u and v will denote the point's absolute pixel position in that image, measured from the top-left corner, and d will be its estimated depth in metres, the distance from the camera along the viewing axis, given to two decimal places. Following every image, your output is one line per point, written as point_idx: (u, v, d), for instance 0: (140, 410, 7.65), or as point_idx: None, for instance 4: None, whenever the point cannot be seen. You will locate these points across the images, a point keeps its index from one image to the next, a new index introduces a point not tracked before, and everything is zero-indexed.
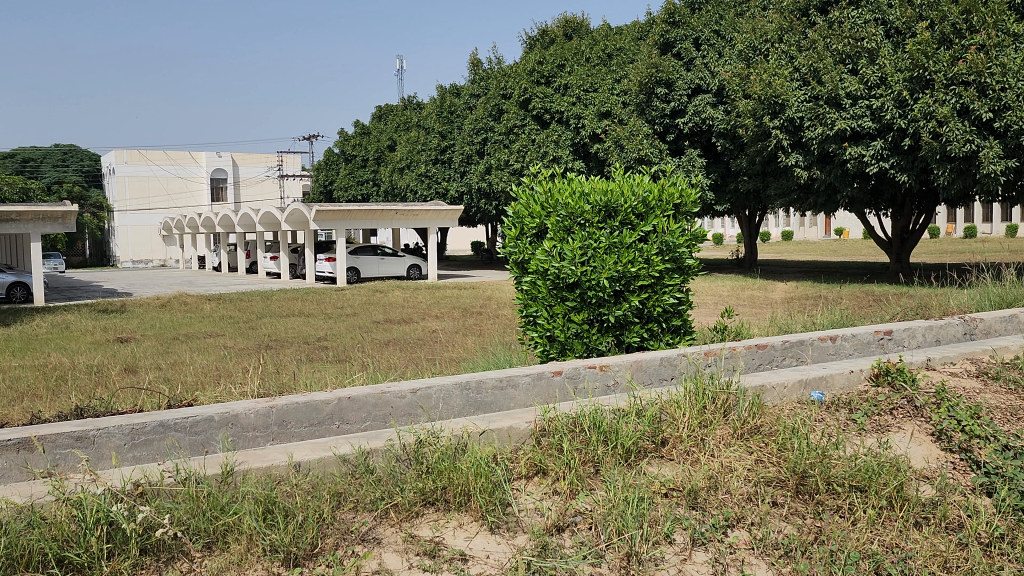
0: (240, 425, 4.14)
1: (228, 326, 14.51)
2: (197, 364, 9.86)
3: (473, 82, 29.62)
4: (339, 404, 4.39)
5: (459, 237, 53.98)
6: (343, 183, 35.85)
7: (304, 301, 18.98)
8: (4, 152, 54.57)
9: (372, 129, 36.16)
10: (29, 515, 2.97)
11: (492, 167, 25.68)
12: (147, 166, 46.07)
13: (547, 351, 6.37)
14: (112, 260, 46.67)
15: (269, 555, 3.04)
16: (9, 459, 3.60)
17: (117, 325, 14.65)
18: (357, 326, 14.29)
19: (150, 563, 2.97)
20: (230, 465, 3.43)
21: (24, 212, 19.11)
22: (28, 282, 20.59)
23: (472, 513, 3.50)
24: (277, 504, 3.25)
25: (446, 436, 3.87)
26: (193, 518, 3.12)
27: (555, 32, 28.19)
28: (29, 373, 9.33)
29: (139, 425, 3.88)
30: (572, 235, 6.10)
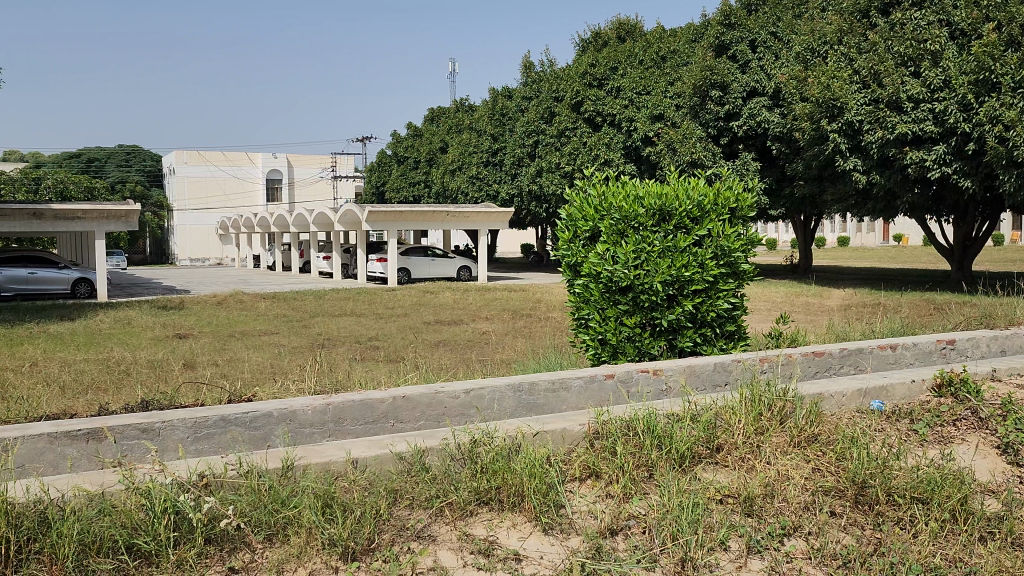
0: (298, 422, 4.22)
1: (282, 324, 14.81)
2: (253, 361, 10.06)
3: (525, 85, 29.61)
4: (394, 402, 4.46)
5: (510, 239, 54.15)
6: (395, 184, 36.20)
7: (356, 301, 19.23)
8: (71, 153, 56.53)
9: (424, 131, 36.49)
10: (101, 502, 3.07)
11: (544, 170, 25.67)
12: (205, 166, 47.16)
13: (598, 355, 6.34)
14: (171, 258, 47.92)
15: (328, 548, 3.10)
16: (80, 449, 3.74)
17: (176, 322, 15.06)
18: (408, 326, 14.44)
19: (215, 553, 3.04)
20: (290, 460, 3.52)
21: (89, 210, 19.75)
22: (92, 279, 21.26)
23: (526, 514, 3.52)
24: (335, 499, 3.31)
25: (500, 437, 3.90)
26: (256, 510, 3.20)
27: (608, 34, 28.06)
28: (93, 366, 9.64)
29: (201, 419, 3.99)
30: (626, 239, 6.09)
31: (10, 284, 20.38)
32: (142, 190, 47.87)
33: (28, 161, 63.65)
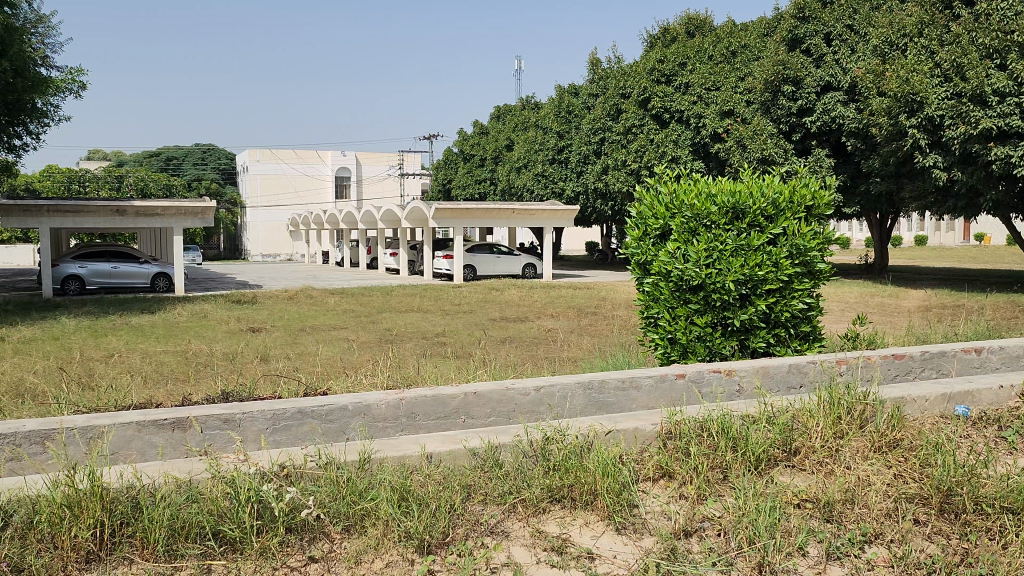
0: (372, 415, 4.30)
1: (351, 319, 15.08)
2: (323, 355, 10.27)
3: (591, 81, 29.44)
4: (466, 398, 4.49)
5: (575, 237, 54.01)
6: (462, 182, 36.45)
7: (423, 297, 19.44)
8: (151, 151, 58.59)
9: (490, 129, 36.67)
10: (189, 489, 3.18)
11: (609, 167, 25.50)
12: (277, 164, 48.28)
13: (668, 354, 6.27)
14: (244, 254, 49.27)
15: (404, 541, 3.14)
16: (167, 437, 3.88)
17: (249, 316, 15.48)
18: (474, 323, 14.54)
19: (295, 542, 3.12)
20: (367, 453, 3.58)
21: (168, 207, 20.41)
22: (170, 273, 21.98)
23: (598, 512, 3.51)
24: (411, 493, 3.36)
25: (573, 435, 3.91)
26: (335, 502, 3.28)
27: (677, 29, 27.68)
28: (172, 358, 9.98)
29: (279, 411, 4.10)
30: (698, 238, 6.02)
31: (94, 278, 21.26)
32: (217, 188, 49.32)
33: (111, 159, 66.25)
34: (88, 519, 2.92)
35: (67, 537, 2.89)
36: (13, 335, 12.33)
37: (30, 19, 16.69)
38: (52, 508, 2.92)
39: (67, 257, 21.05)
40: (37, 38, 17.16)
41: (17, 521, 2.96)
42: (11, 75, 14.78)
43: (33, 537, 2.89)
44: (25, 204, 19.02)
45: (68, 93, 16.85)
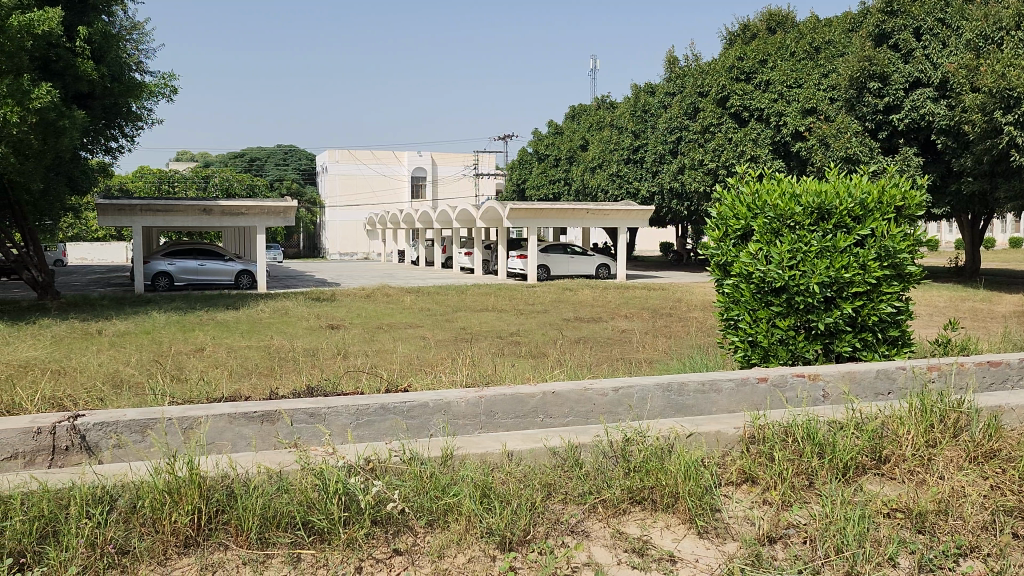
0: (453, 413, 4.36)
1: (426, 317, 15.29)
2: (400, 353, 10.44)
3: (669, 80, 29.11)
4: (544, 398, 4.51)
5: (650, 237, 53.51)
6: (535, 182, 36.48)
7: (498, 297, 19.55)
8: (236, 152, 60.54)
9: (565, 129, 36.62)
10: (280, 479, 3.29)
11: (686, 167, 25.15)
12: (356, 165, 49.25)
13: (748, 357, 6.16)
14: (323, 253, 50.46)
15: (486, 537, 3.18)
16: (257, 428, 4.02)
17: (329, 313, 15.85)
18: (548, 323, 14.57)
19: (380, 534, 3.19)
20: (450, 450, 3.63)
21: (251, 206, 21.06)
22: (252, 271, 22.68)
23: (680, 516, 3.48)
24: (493, 490, 3.39)
25: (654, 436, 3.88)
26: (419, 496, 3.34)
27: (758, 26, 27.11)
28: (255, 353, 10.30)
29: (363, 406, 4.19)
30: (781, 239, 5.89)
31: (183, 274, 22.07)
32: (298, 188, 50.62)
33: (199, 160, 68.73)
34: (187, 506, 3.05)
35: (167, 522, 3.02)
36: (108, 328, 12.92)
37: (126, 27, 17.41)
38: (154, 493, 3.07)
39: (157, 255, 21.90)
40: (132, 44, 17.88)
41: (120, 504, 3.11)
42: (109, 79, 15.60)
43: (136, 521, 3.03)
44: (120, 203, 19.89)
45: (161, 98, 17.51)
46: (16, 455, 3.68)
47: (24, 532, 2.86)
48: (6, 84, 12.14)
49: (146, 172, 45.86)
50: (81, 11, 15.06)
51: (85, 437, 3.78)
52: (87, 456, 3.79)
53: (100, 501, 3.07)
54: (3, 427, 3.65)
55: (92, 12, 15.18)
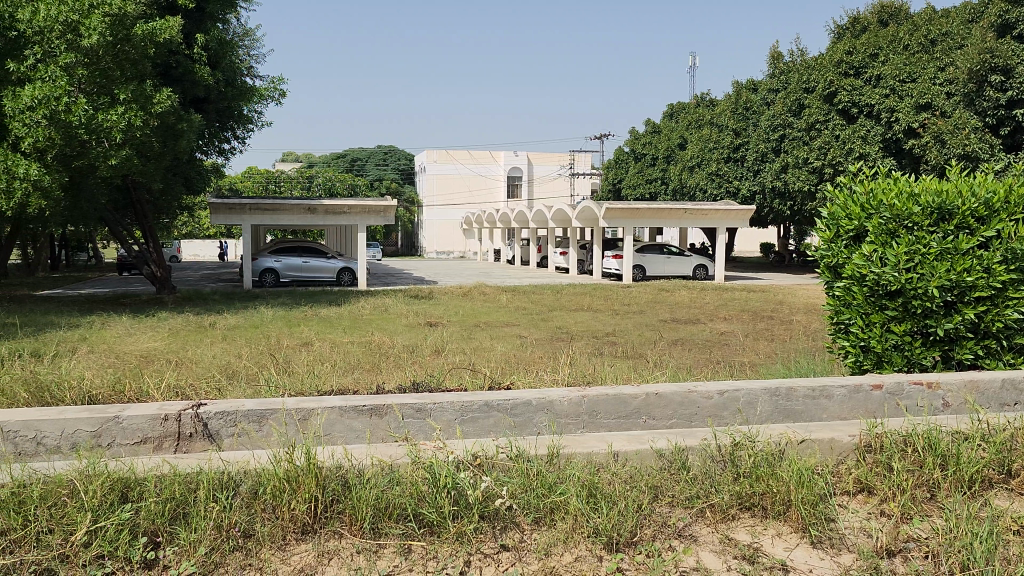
0: (557, 412, 4.37)
1: (522, 316, 15.36)
2: (497, 351, 10.53)
3: (772, 76, 28.32)
4: (647, 399, 4.46)
5: (750, 238, 52.12)
6: (631, 181, 36.09)
7: (593, 296, 19.46)
8: (338, 152, 62.34)
9: (663, 127, 36.10)
10: (392, 472, 3.37)
11: (790, 165, 24.39)
12: (454, 165, 49.96)
13: (860, 362, 5.94)
14: (420, 251, 51.46)
15: (593, 537, 3.17)
16: (366, 422, 4.13)
17: (427, 310, 16.13)
18: (645, 323, 14.40)
19: (488, 529, 3.23)
20: (556, 448, 3.64)
21: (353, 206, 21.63)
22: (353, 268, 23.33)
23: (792, 524, 3.39)
24: (599, 489, 3.38)
25: (764, 441, 3.79)
26: (526, 494, 3.36)
27: (869, 19, 26.02)
28: (357, 348, 10.59)
29: (467, 403, 4.25)
30: (898, 240, 5.64)
31: (288, 271, 22.91)
32: (397, 187, 51.72)
33: (303, 160, 71.12)
34: (304, 494, 3.16)
35: (287, 509, 3.14)
36: (220, 322, 13.52)
37: (238, 33, 18.08)
38: (274, 481, 3.20)
39: (265, 252, 22.85)
40: (244, 50, 18.60)
41: (243, 490, 3.25)
42: (223, 84, 16.33)
43: (258, 506, 3.17)
44: (230, 203, 20.80)
45: (270, 101, 18.19)
46: (145, 440, 3.91)
47: (157, 513, 3.03)
48: (132, 90, 12.86)
49: (255, 172, 47.77)
50: (199, 19, 15.81)
51: (207, 425, 3.97)
52: (209, 443, 3.98)
53: (225, 486, 3.23)
54: (134, 414, 3.88)
55: (210, 20, 15.89)
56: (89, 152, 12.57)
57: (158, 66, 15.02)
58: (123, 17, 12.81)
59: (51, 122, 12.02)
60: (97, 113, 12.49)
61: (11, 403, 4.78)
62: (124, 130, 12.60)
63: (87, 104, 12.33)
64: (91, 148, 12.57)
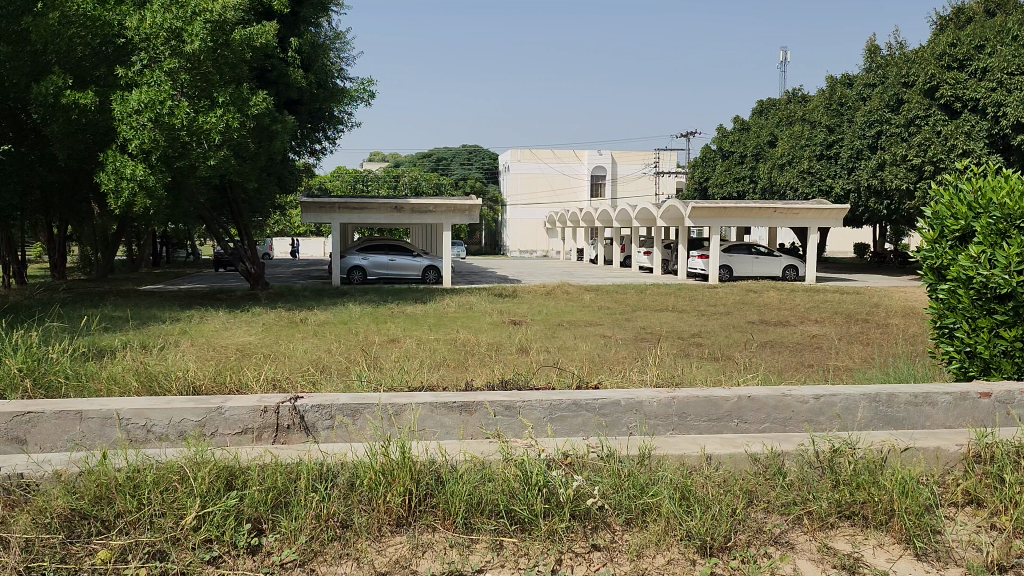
0: (645, 413, 4.33)
1: (606, 316, 15.28)
2: (580, 350, 10.50)
3: (869, 71, 27.30)
4: (739, 402, 4.38)
5: (843, 238, 50.43)
6: (719, 180, 35.37)
7: (679, 297, 19.18)
8: (424, 152, 63.25)
9: (752, 124, 35.27)
10: (484, 468, 3.40)
11: (886, 162, 23.46)
12: (537, 164, 49.95)
13: (965, 369, 5.67)
14: (503, 250, 51.79)
15: (686, 540, 3.13)
16: (455, 419, 4.19)
17: (511, 309, 16.21)
18: (732, 325, 14.11)
19: (579, 529, 3.23)
20: (648, 449, 3.61)
21: (439, 205, 21.93)
22: (438, 266, 23.65)
23: (894, 535, 3.27)
24: (692, 493, 3.34)
25: (864, 449, 3.67)
26: (617, 494, 3.34)
27: (975, 9, 24.83)
28: (442, 345, 10.74)
29: (556, 401, 4.25)
30: (1009, 240, 5.34)
31: (375, 269, 23.38)
32: (481, 186, 52.14)
33: (390, 160, 72.48)
34: (399, 487, 3.23)
35: (383, 502, 3.21)
36: (311, 318, 13.91)
37: (329, 37, 18.53)
38: (370, 473, 3.27)
39: (353, 250, 23.38)
40: (335, 53, 19.07)
41: (341, 481, 3.34)
42: (315, 86, 16.80)
43: (355, 498, 3.25)
44: (321, 202, 21.34)
45: (360, 102, 18.59)
46: (246, 430, 4.06)
47: (260, 501, 3.14)
48: (230, 94, 13.41)
49: (343, 172, 48.94)
50: (293, 23, 16.30)
51: (304, 418, 4.09)
52: (305, 435, 4.10)
53: (324, 476, 3.32)
54: (236, 405, 4.04)
55: (303, 24, 16.36)
56: (190, 153, 13.12)
57: (255, 69, 15.60)
58: (222, 24, 13.38)
59: (155, 125, 12.64)
60: (198, 115, 13.03)
61: (124, 392, 5.05)
62: (222, 132, 13.09)
63: (188, 107, 12.90)
64: (192, 149, 13.11)
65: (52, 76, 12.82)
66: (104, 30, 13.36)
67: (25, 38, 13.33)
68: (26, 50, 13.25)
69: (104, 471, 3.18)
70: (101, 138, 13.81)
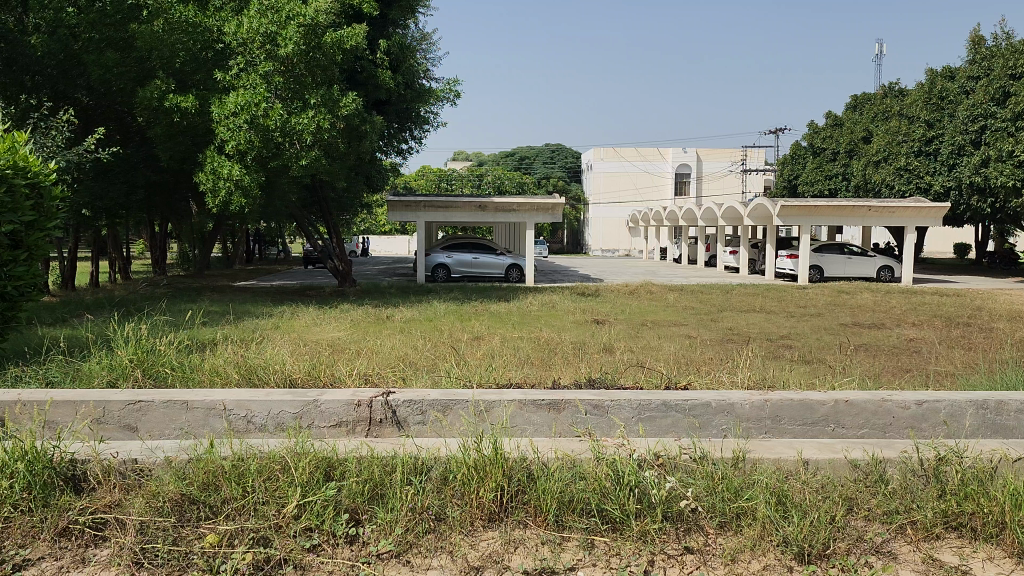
0: (738, 415, 4.24)
1: (691, 316, 15.06)
2: (665, 351, 10.37)
3: (973, 62, 26.07)
4: (836, 406, 4.25)
5: (942, 238, 48.30)
6: (809, 177, 34.34)
7: (767, 298, 18.72)
8: (507, 151, 63.59)
9: (845, 120, 34.12)
10: (574, 467, 3.40)
11: (990, 158, 22.36)
12: (620, 162, 49.77)
13: None
14: (586, 249, 51.62)
15: (783, 546, 3.06)
16: (543, 416, 4.20)
17: (594, 308, 16.15)
18: (823, 327, 13.70)
19: (672, 530, 3.19)
20: (742, 452, 3.55)
21: (522, 203, 22.02)
22: (521, 265, 23.75)
23: (1005, 548, 3.12)
24: (788, 498, 3.27)
25: (972, 458, 3.52)
26: (711, 496, 3.29)
27: None
28: (526, 344, 10.80)
29: (644, 401, 4.21)
30: None
31: (458, 267, 23.65)
32: (564, 185, 52.09)
33: (474, 159, 73.14)
34: (491, 483, 3.27)
35: (475, 497, 3.25)
36: (397, 314, 14.17)
37: (416, 38, 18.78)
38: (463, 468, 3.32)
39: (437, 248, 23.72)
40: (421, 54, 19.35)
41: (434, 475, 3.40)
42: (403, 87, 17.10)
43: (448, 492, 3.30)
44: (406, 200, 21.73)
45: (446, 102, 18.82)
46: (341, 423, 4.16)
47: (357, 492, 3.23)
48: (321, 95, 13.68)
49: (428, 171, 49.63)
50: (381, 26, 16.58)
51: (396, 412, 4.18)
52: (398, 430, 4.18)
53: (417, 470, 3.39)
54: (332, 398, 4.16)
55: (391, 25, 16.65)
56: (283, 153, 13.47)
57: (346, 71, 15.97)
58: (315, 27, 13.61)
59: (251, 127, 13.09)
60: (291, 117, 13.41)
61: (225, 383, 5.25)
62: (313, 133, 13.36)
63: (282, 109, 13.30)
64: (285, 150, 13.47)
65: (157, 81, 13.43)
66: (203, 36, 13.93)
67: (132, 44, 14.04)
68: (133, 56, 13.96)
69: (211, 459, 3.33)
70: (200, 139, 14.39)
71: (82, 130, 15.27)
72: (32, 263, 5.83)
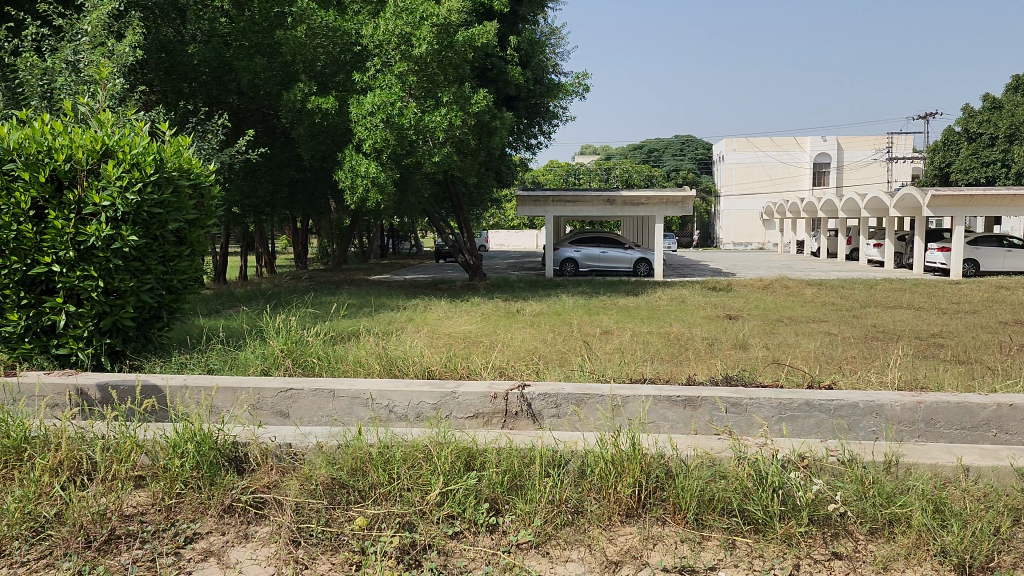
0: (888, 416, 4.02)
1: (831, 312, 14.41)
2: (804, 348, 9.99)
3: None
4: (998, 410, 3.97)
5: None
6: (964, 164, 32.01)
7: (915, 293, 17.67)
8: (636, 144, 62.85)
9: (1004, 102, 30.79)
10: (714, 465, 3.34)
11: None
12: (754, 153, 48.43)
13: None
14: (718, 243, 50.42)
15: (940, 556, 2.89)
16: (678, 413, 4.14)
17: (727, 303, 15.76)
18: (980, 325, 12.80)
19: (819, 534, 3.08)
20: (894, 457, 3.38)
21: (652, 197, 21.70)
22: (650, 259, 23.46)
23: None
24: (946, 505, 3.09)
25: None
26: (862, 502, 3.15)
27: None
28: (656, 338, 10.68)
29: (786, 400, 4.07)
30: None
31: (587, 261, 23.64)
32: (694, 177, 51.01)
33: (601, 153, 72.78)
34: (629, 478, 3.25)
35: (613, 491, 3.25)
36: (526, 308, 14.31)
37: (544, 33, 18.81)
38: (601, 462, 3.33)
39: (566, 243, 23.82)
40: (551, 48, 19.43)
41: (572, 469, 3.42)
42: (533, 81, 17.26)
43: (586, 486, 3.33)
44: (535, 195, 21.93)
45: (576, 96, 18.82)
46: (478, 415, 4.25)
47: (497, 483, 3.30)
48: (453, 93, 13.90)
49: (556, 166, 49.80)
50: (512, 22, 16.81)
51: (531, 405, 4.23)
52: (533, 422, 4.23)
53: (555, 463, 3.42)
54: (469, 391, 4.25)
55: (521, 21, 16.86)
56: (417, 150, 13.87)
57: (477, 69, 16.25)
58: (447, 26, 13.82)
59: (387, 125, 13.53)
60: (424, 115, 13.74)
61: (368, 373, 5.46)
62: (445, 130, 13.64)
63: (416, 108, 13.68)
64: (419, 147, 13.84)
65: (300, 84, 14.11)
66: (342, 39, 14.52)
67: (278, 49, 14.79)
68: (279, 61, 14.74)
69: (360, 446, 3.49)
70: (340, 138, 15.02)
71: (233, 132, 16.23)
72: (194, 259, 6.28)
